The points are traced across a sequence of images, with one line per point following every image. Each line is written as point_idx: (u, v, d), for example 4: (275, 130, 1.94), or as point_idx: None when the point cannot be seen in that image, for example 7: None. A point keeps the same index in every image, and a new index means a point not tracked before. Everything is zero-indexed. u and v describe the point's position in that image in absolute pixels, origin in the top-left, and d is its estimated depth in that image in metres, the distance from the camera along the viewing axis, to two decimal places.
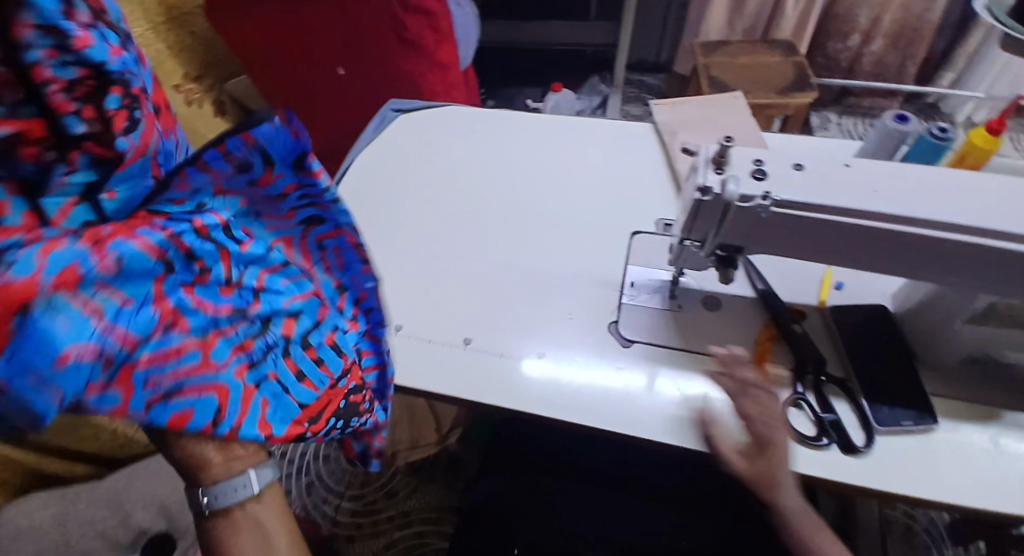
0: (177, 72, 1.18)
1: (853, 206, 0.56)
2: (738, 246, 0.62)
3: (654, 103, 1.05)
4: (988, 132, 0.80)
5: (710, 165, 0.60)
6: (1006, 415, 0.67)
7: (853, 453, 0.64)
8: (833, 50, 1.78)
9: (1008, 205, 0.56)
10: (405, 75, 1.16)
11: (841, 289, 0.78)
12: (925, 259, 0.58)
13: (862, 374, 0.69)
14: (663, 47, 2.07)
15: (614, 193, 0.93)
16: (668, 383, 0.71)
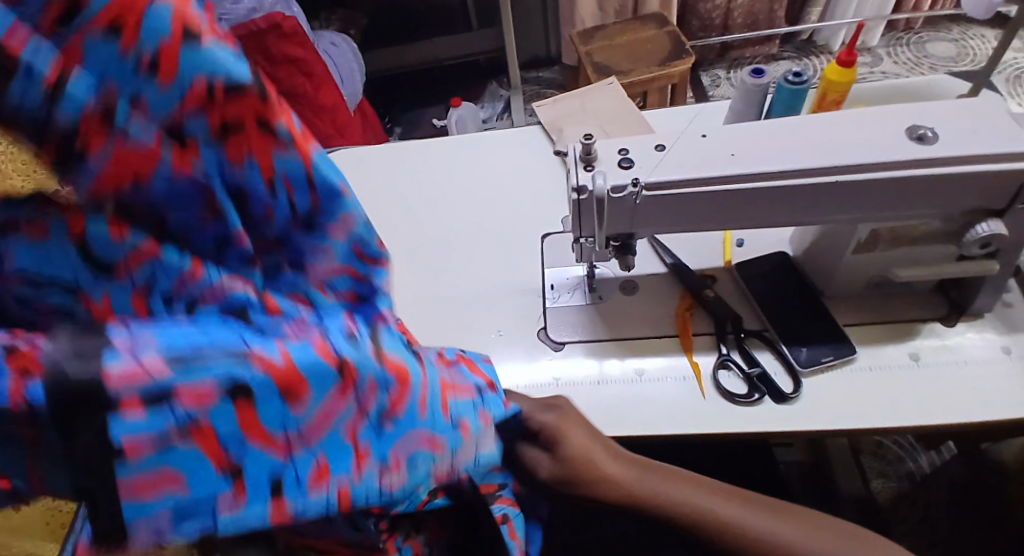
0: None
1: (718, 173, 0.58)
2: (627, 233, 0.64)
3: (538, 103, 1.06)
4: (840, 67, 0.80)
5: (579, 164, 0.62)
6: (915, 328, 0.71)
7: (785, 400, 0.67)
8: (704, 10, 1.85)
9: (857, 139, 0.59)
10: None
11: (743, 245, 0.81)
12: (799, 205, 0.61)
13: (777, 322, 0.72)
14: (549, 40, 2.10)
15: (518, 200, 0.94)
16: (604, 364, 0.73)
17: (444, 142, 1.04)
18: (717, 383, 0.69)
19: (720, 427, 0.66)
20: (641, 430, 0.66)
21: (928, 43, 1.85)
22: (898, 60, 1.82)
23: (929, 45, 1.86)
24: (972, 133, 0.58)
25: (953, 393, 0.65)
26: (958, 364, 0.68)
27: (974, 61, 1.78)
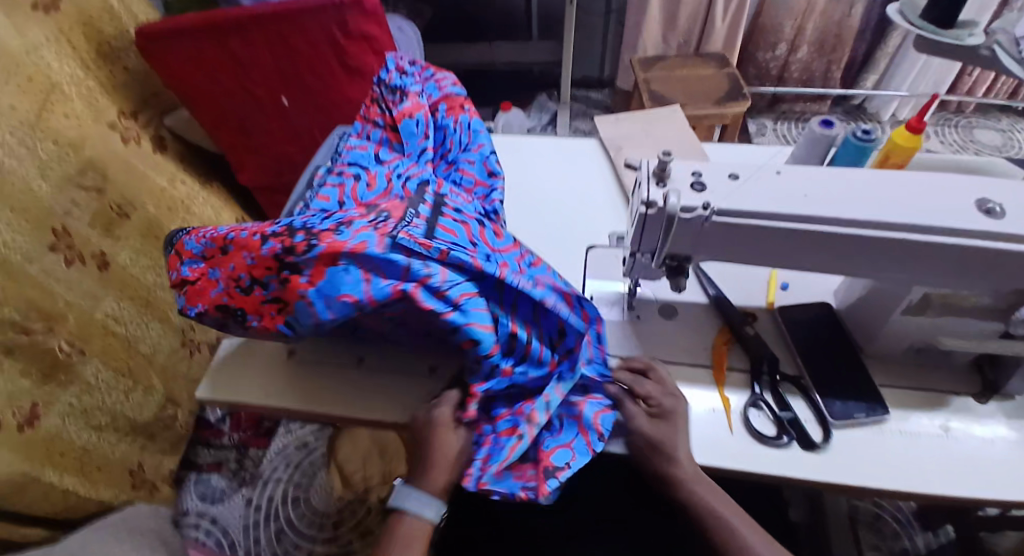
0: (113, 108, 1.10)
1: (789, 210, 0.59)
2: (686, 255, 0.65)
3: (599, 118, 1.07)
4: (907, 131, 0.81)
5: (652, 180, 0.62)
6: (947, 400, 0.71)
7: (813, 449, 0.66)
8: (762, 59, 1.87)
9: (928, 202, 0.59)
10: (353, 102, 1.17)
11: (787, 289, 0.81)
12: (858, 256, 0.61)
13: (814, 370, 0.71)
14: (605, 63, 2.12)
15: (567, 209, 0.94)
16: None
17: (501, 142, 1.05)
18: (746, 420, 0.68)
19: (745, 464, 0.65)
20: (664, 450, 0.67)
21: (977, 129, 1.87)
22: (945, 140, 1.83)
23: (977, 131, 1.88)
24: None
25: (981, 470, 0.65)
26: (990, 443, 0.67)
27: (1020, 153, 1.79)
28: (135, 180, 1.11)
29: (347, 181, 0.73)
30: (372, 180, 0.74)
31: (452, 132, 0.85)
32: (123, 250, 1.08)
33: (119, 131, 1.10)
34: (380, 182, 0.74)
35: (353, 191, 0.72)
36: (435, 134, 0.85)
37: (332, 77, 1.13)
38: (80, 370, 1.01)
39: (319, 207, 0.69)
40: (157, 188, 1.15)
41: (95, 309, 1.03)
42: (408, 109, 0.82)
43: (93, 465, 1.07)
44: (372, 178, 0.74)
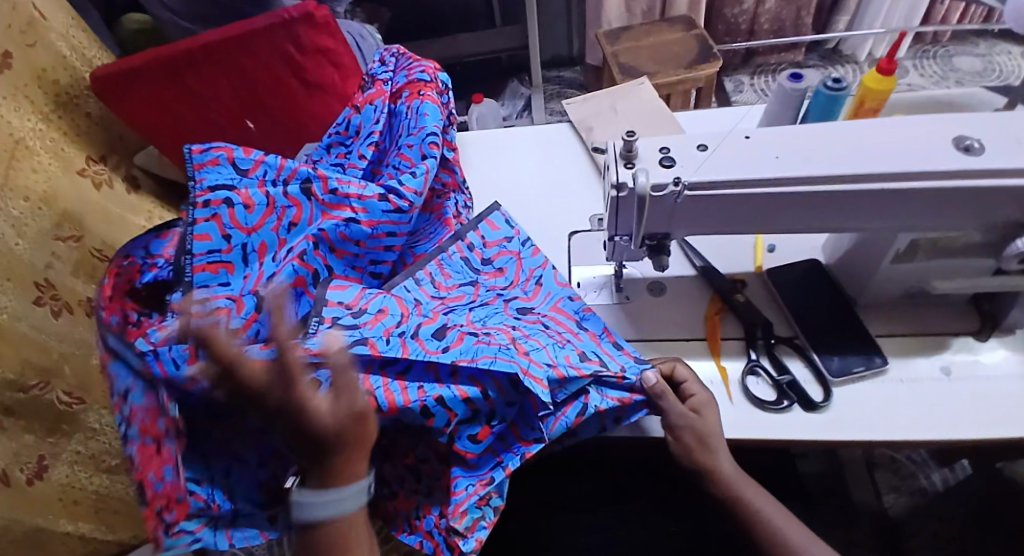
0: (80, 155, 1.09)
1: (763, 175, 0.57)
2: (663, 233, 0.64)
3: (566, 101, 1.05)
4: (879, 75, 0.79)
5: (619, 161, 0.61)
6: (947, 341, 0.70)
7: (815, 409, 0.66)
8: (730, 15, 1.83)
9: (903, 147, 0.58)
10: (317, 118, 1.13)
11: (775, 251, 0.80)
12: (838, 211, 0.60)
13: (808, 329, 0.71)
14: (573, 39, 2.09)
15: (546, 198, 0.93)
16: None
17: (470, 138, 1.04)
18: (746, 389, 0.68)
19: (750, 432, 0.65)
20: None
21: (954, 58, 1.83)
22: (925, 73, 1.81)
23: (955, 60, 1.85)
24: (1017, 145, 0.57)
25: (985, 407, 0.64)
26: (992, 380, 0.67)
27: (1000, 77, 1.77)
28: (111, 224, 1.09)
29: (220, 210, 0.71)
30: (249, 201, 0.73)
31: (404, 117, 0.88)
32: None
33: (89, 177, 1.09)
34: (257, 199, 0.73)
35: (231, 220, 0.71)
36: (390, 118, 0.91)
37: (289, 100, 1.10)
38: (83, 418, 0.99)
39: (203, 250, 0.69)
40: (138, 228, 1.16)
41: (91, 355, 1.01)
42: (373, 94, 0.94)
43: (109, 508, 1.09)
44: (247, 196, 0.73)
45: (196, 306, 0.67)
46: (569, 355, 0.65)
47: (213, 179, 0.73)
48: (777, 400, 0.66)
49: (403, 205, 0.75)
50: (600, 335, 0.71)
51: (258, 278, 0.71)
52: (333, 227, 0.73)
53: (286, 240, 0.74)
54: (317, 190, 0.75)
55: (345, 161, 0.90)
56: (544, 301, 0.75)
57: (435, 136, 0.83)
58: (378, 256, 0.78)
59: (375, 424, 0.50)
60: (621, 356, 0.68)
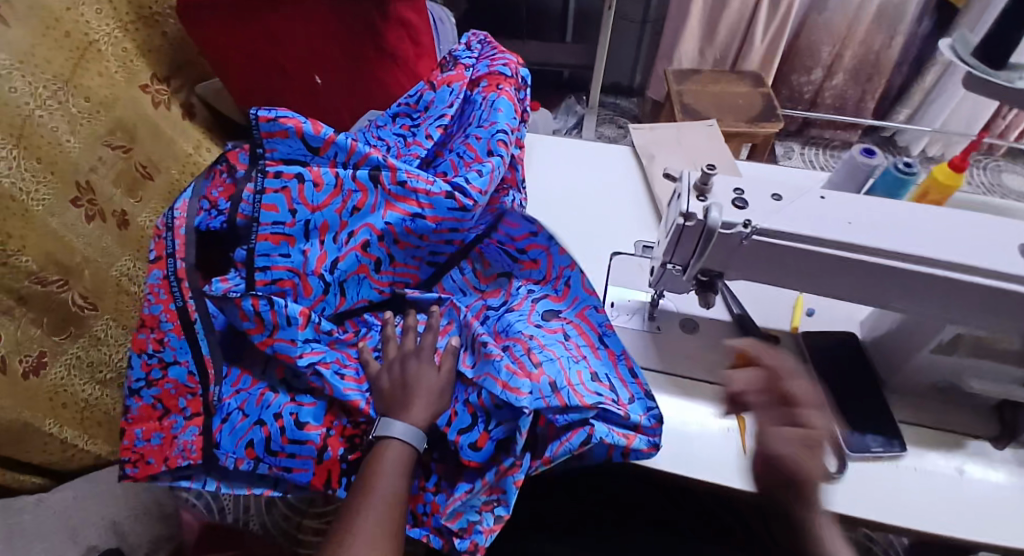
0: (146, 71, 1.10)
1: (832, 236, 0.58)
2: (718, 272, 0.65)
3: (632, 126, 1.06)
4: (950, 169, 0.80)
5: (692, 192, 0.62)
6: (965, 442, 0.70)
7: (826, 478, 0.65)
8: (796, 82, 1.85)
9: (969, 240, 0.58)
10: (385, 87, 1.12)
11: (812, 315, 0.80)
12: (895, 289, 0.60)
13: (833, 399, 0.71)
14: (637, 71, 2.11)
15: (596, 214, 0.94)
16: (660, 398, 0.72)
17: (532, 141, 1.05)
18: (760, 443, 0.68)
19: (755, 485, 0.64)
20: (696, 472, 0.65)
21: (1006, 173, 1.84)
22: (971, 181, 1.81)
23: (1004, 176, 1.85)
24: None
25: (991, 516, 0.64)
26: (1003, 490, 0.66)
27: None
28: (160, 142, 1.08)
29: (291, 183, 0.72)
30: (318, 179, 0.73)
31: (479, 107, 0.89)
32: (145, 211, 1.04)
33: (149, 95, 1.09)
34: (326, 177, 0.73)
35: (300, 196, 0.72)
36: (463, 103, 0.92)
37: (364, 60, 1.09)
38: (91, 323, 0.97)
39: (269, 220, 0.71)
40: (183, 154, 1.13)
41: (110, 266, 0.99)
42: (453, 76, 0.94)
43: (95, 419, 1.01)
44: (317, 174, 0.73)
45: (259, 274, 0.71)
46: (581, 373, 0.67)
47: (285, 152, 0.75)
48: None
49: (469, 203, 0.74)
50: (619, 354, 0.72)
51: (321, 257, 0.74)
52: (399, 222, 0.74)
53: (348, 224, 0.75)
54: (384, 178, 0.74)
55: (410, 134, 0.90)
56: (572, 305, 0.75)
57: (505, 134, 0.84)
58: (437, 248, 0.79)
59: (440, 379, 0.68)
60: (634, 385, 0.70)
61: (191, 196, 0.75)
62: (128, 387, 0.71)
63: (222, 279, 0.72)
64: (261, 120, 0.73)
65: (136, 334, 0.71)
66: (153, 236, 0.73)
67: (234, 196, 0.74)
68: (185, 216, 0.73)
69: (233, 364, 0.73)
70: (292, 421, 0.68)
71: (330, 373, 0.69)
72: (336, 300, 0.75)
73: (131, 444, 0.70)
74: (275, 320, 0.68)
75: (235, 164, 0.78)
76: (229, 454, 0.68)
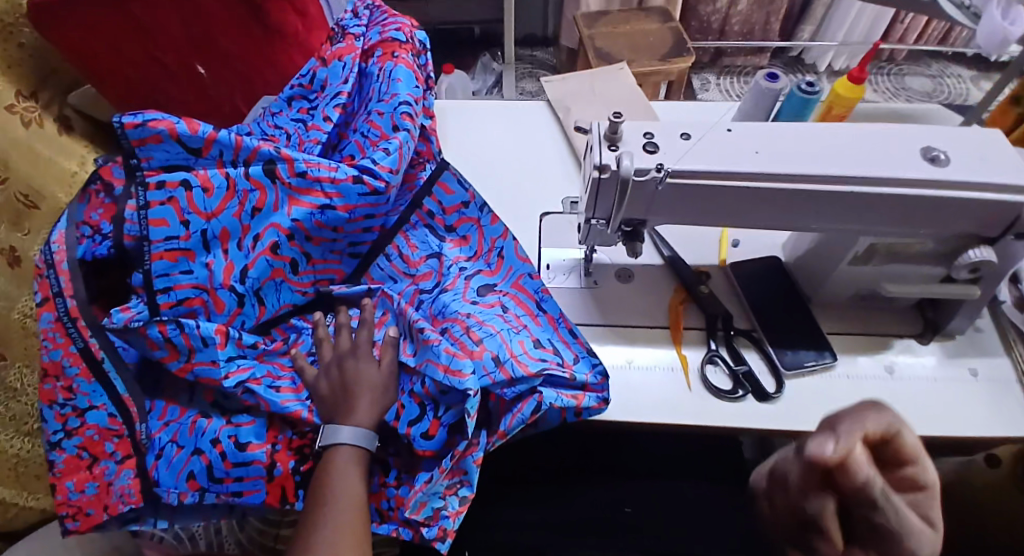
0: (8, 88, 0.98)
1: (742, 168, 0.58)
2: (641, 220, 0.65)
3: (544, 79, 1.03)
4: (850, 82, 0.81)
5: (604, 143, 0.61)
6: (890, 342, 0.74)
7: (767, 399, 0.68)
8: (704, 12, 1.85)
9: (871, 154, 0.60)
10: (277, 66, 1.03)
11: (738, 246, 0.82)
12: (810, 211, 0.62)
13: (766, 324, 0.73)
14: (549, 20, 2.06)
15: (520, 176, 0.92)
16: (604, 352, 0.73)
17: (445, 108, 1.01)
18: (704, 377, 0.70)
19: (703, 419, 0.67)
20: (648, 417, 0.67)
21: (908, 77, 1.92)
22: (878, 89, 1.89)
23: (906, 79, 1.93)
24: (978, 162, 0.59)
25: (920, 406, 0.69)
26: (928, 380, 0.71)
27: (947, 99, 1.86)
28: (38, 166, 0.97)
29: (177, 192, 0.67)
30: (207, 183, 0.68)
31: (376, 80, 0.84)
32: (36, 244, 0.93)
33: (18, 115, 0.98)
34: (216, 180, 0.68)
35: (190, 204, 0.67)
36: (358, 78, 0.87)
37: (251, 43, 0.99)
38: (2, 374, 0.86)
39: (161, 236, 0.66)
40: (68, 173, 1.02)
41: (9, 310, 0.88)
42: (342, 49, 0.88)
43: (31, 473, 0.92)
44: (205, 178, 0.68)
45: (161, 296, 0.66)
46: (523, 343, 0.67)
47: (164, 158, 0.68)
48: (733, 390, 0.69)
49: (379, 186, 0.72)
50: (557, 317, 0.72)
51: (228, 268, 0.69)
52: (307, 217, 0.70)
53: (251, 228, 0.70)
54: (282, 172, 0.69)
55: (309, 118, 0.85)
56: (506, 277, 0.75)
57: (408, 105, 0.80)
58: (356, 238, 0.76)
59: (381, 375, 0.67)
60: (574, 344, 0.70)
61: (67, 225, 0.67)
62: (47, 442, 0.66)
63: (121, 308, 0.66)
64: (126, 127, 0.66)
65: (40, 386, 0.65)
66: (33, 276, 0.65)
67: (115, 217, 0.67)
68: (65, 248, 0.65)
69: (155, 397, 0.70)
70: (232, 444, 0.66)
71: (262, 387, 0.66)
72: (256, 309, 0.71)
73: (65, 499, 0.65)
74: (188, 341, 0.64)
75: (111, 180, 0.69)
76: (171, 490, 0.65)
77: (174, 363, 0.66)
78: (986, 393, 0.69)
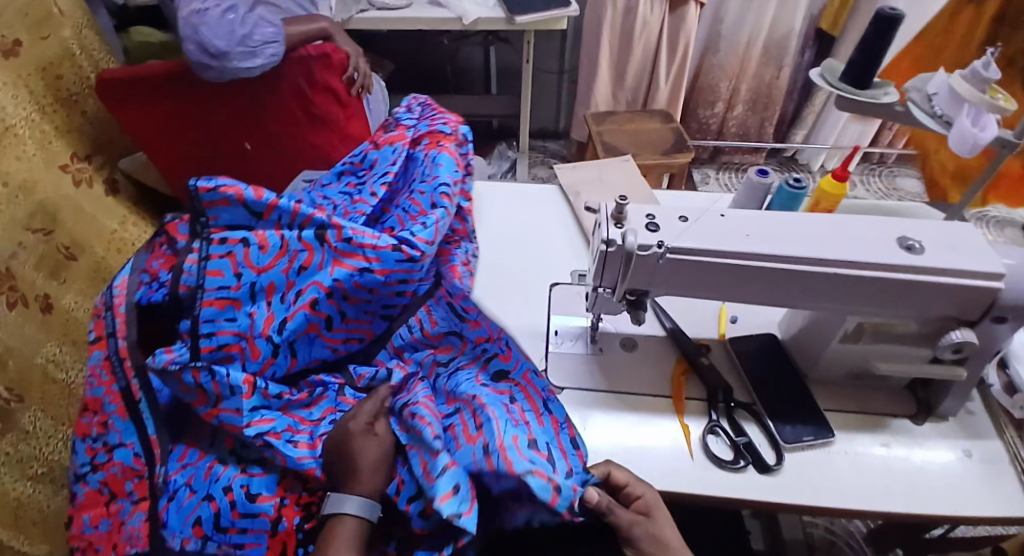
0: (65, 151, 1.08)
1: (735, 248, 0.65)
2: (643, 289, 0.70)
3: (557, 166, 1.14)
4: (835, 180, 0.89)
5: (610, 220, 0.68)
6: (886, 421, 0.77)
7: (767, 471, 0.70)
8: (703, 116, 2.02)
9: (853, 240, 0.66)
10: (316, 149, 1.18)
11: (736, 322, 0.88)
12: (802, 289, 0.67)
13: (764, 397, 0.77)
14: (561, 116, 2.25)
15: (533, 250, 0.99)
16: (605, 419, 0.75)
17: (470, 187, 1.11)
18: (705, 446, 0.72)
19: (706, 488, 0.68)
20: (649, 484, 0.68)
21: (898, 178, 2.05)
22: (871, 189, 2.01)
23: (897, 180, 2.06)
24: (951, 251, 0.65)
25: (918, 486, 0.70)
26: (925, 460, 0.73)
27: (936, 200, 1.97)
28: (82, 224, 1.05)
29: (236, 248, 0.75)
30: (263, 242, 0.75)
31: (422, 164, 0.93)
32: (68, 293, 0.98)
33: (70, 174, 1.08)
34: (272, 240, 0.76)
35: (245, 259, 0.75)
36: (406, 161, 0.96)
37: (294, 127, 1.15)
38: (18, 416, 0.83)
39: (214, 285, 0.73)
40: (109, 231, 1.11)
41: (34, 353, 0.89)
42: (396, 137, 0.98)
43: (28, 521, 0.82)
44: (262, 238, 0.76)
45: (203, 340, 0.72)
46: (517, 438, 0.64)
47: (229, 219, 0.78)
48: (736, 460, 0.70)
49: (416, 254, 0.76)
50: (561, 422, 0.71)
51: (268, 319, 0.74)
52: (347, 277, 0.74)
53: (295, 283, 0.76)
54: (331, 237, 0.75)
55: (355, 192, 0.94)
56: (517, 367, 0.77)
57: (448, 186, 0.87)
58: (389, 301, 0.80)
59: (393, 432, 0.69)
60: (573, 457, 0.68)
61: (131, 271, 0.76)
62: (74, 474, 0.71)
63: (166, 350, 0.71)
64: (201, 190, 0.76)
65: (80, 419, 0.72)
66: (93, 317, 0.75)
67: (175, 267, 0.76)
68: (125, 292, 0.75)
69: (177, 440, 0.73)
70: (242, 494, 0.67)
71: (281, 440, 0.68)
72: (287, 361, 0.76)
73: (79, 532, 0.68)
74: (217, 389, 0.68)
75: (175, 235, 0.81)
76: (175, 535, 0.66)
77: (205, 406, 0.69)
78: (984, 475, 0.71)
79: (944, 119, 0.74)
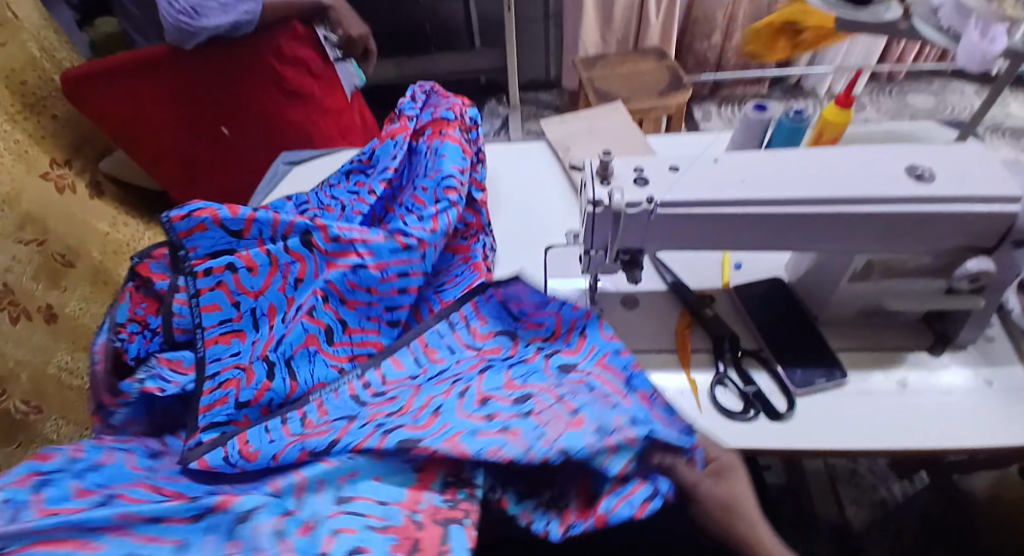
0: (44, 158, 1.13)
1: (731, 196, 0.61)
2: (638, 247, 0.67)
3: (545, 122, 1.09)
4: (838, 108, 0.84)
5: (597, 178, 0.65)
6: (903, 356, 0.75)
7: (779, 419, 0.68)
8: (699, 49, 1.92)
9: (858, 174, 0.62)
10: (294, 124, 1.27)
11: (740, 269, 0.85)
12: (806, 232, 0.64)
13: (772, 342, 0.75)
14: (551, 65, 2.16)
15: (526, 213, 0.96)
16: None
17: None
18: (714, 399, 0.71)
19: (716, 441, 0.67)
20: None
21: (912, 94, 1.94)
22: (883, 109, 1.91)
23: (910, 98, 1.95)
24: (966, 176, 0.61)
25: (938, 421, 0.68)
26: (945, 393, 0.70)
27: None
28: (76, 228, 1.13)
29: (225, 276, 0.73)
30: (251, 263, 0.74)
31: (424, 156, 0.89)
32: (71, 299, 1.06)
33: (53, 181, 1.13)
34: (258, 259, 0.74)
35: (238, 285, 0.73)
36: (407, 155, 0.93)
37: (270, 102, 1.24)
38: (38, 425, 0.94)
39: (215, 321, 0.72)
40: (102, 234, 1.20)
41: (45, 364, 0.99)
42: (396, 129, 0.95)
43: None
44: (248, 259, 0.74)
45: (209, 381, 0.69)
46: (619, 419, 0.57)
47: (209, 245, 0.75)
48: (746, 410, 0.69)
49: (411, 241, 0.75)
50: (652, 395, 0.62)
51: (269, 342, 0.71)
52: (341, 278, 0.73)
53: (294, 298, 0.74)
54: (319, 240, 0.74)
55: (360, 191, 0.93)
56: (587, 356, 0.67)
57: (452, 178, 0.83)
58: (392, 301, 0.75)
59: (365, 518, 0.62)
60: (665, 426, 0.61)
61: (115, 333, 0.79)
62: None
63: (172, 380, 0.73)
64: (175, 220, 0.73)
65: None
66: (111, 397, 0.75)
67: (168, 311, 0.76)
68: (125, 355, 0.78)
69: None
70: None
71: None
72: (285, 386, 0.67)
73: None
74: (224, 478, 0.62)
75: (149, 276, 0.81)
76: None
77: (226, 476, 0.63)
78: (1006, 404, 0.69)
79: (951, 32, 0.68)
